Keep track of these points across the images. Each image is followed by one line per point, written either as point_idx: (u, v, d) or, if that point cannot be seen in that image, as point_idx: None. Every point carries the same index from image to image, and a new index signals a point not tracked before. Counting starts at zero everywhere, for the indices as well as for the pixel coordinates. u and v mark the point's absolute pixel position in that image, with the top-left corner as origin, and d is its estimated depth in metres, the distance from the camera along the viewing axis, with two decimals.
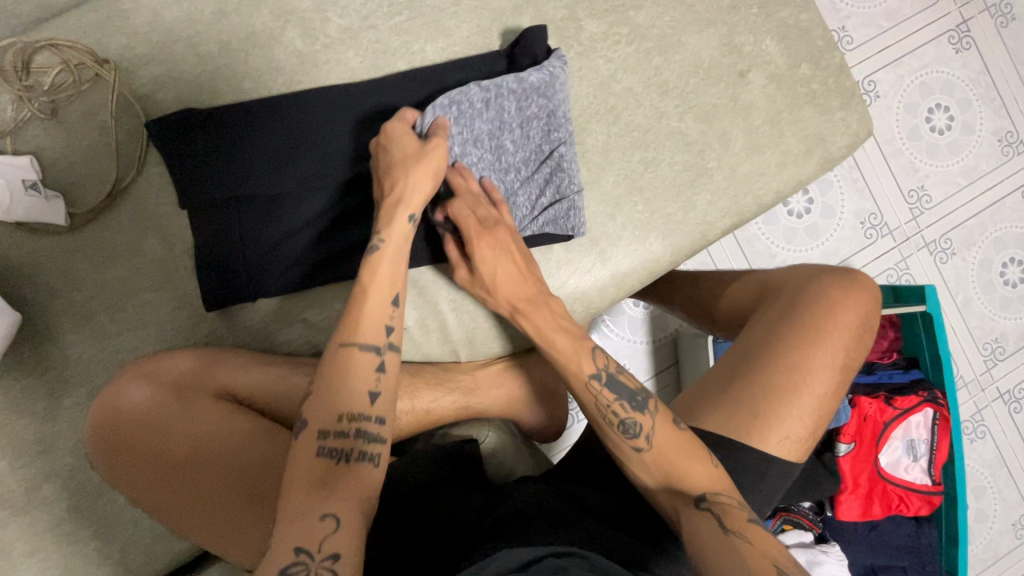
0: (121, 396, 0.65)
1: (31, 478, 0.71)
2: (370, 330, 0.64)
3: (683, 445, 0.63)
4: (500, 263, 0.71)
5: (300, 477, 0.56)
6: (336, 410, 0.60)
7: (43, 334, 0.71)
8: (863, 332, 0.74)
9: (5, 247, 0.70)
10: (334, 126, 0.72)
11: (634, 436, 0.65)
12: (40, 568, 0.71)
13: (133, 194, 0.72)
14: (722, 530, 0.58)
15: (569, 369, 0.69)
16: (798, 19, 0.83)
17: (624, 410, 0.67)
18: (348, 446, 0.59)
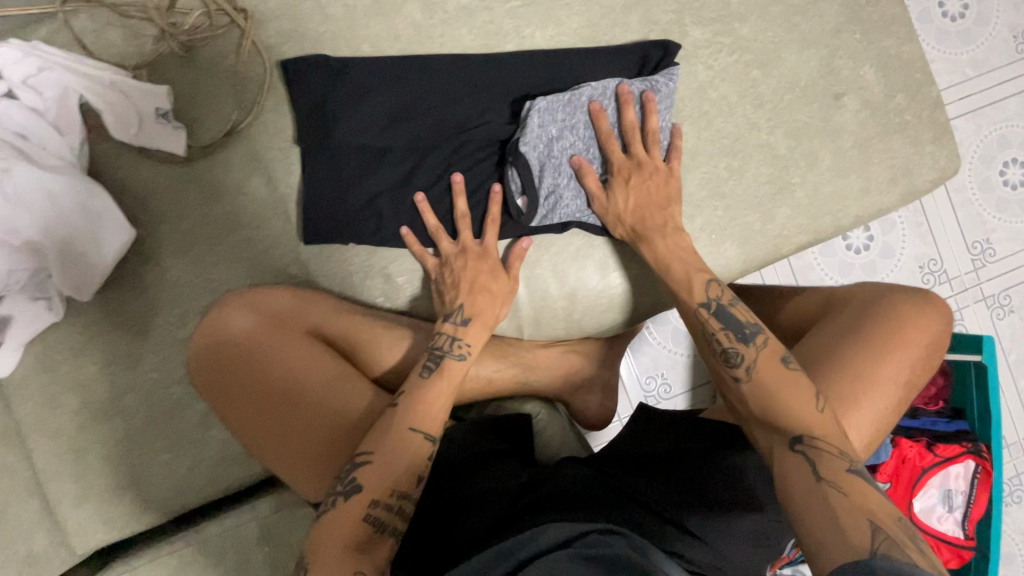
0: (225, 322, 0.69)
1: (117, 386, 0.76)
2: (431, 416, 0.66)
3: (785, 377, 0.65)
4: (642, 191, 0.75)
5: (339, 535, 0.57)
6: (388, 482, 0.60)
7: (146, 255, 0.75)
8: (931, 353, 0.73)
9: (125, 169, 0.75)
10: (450, 99, 0.77)
11: (735, 365, 0.68)
12: (112, 471, 0.76)
13: (247, 136, 0.76)
14: (815, 477, 0.58)
15: (680, 291, 0.73)
16: (900, 51, 0.84)
17: (729, 340, 0.70)
18: (389, 520, 0.59)
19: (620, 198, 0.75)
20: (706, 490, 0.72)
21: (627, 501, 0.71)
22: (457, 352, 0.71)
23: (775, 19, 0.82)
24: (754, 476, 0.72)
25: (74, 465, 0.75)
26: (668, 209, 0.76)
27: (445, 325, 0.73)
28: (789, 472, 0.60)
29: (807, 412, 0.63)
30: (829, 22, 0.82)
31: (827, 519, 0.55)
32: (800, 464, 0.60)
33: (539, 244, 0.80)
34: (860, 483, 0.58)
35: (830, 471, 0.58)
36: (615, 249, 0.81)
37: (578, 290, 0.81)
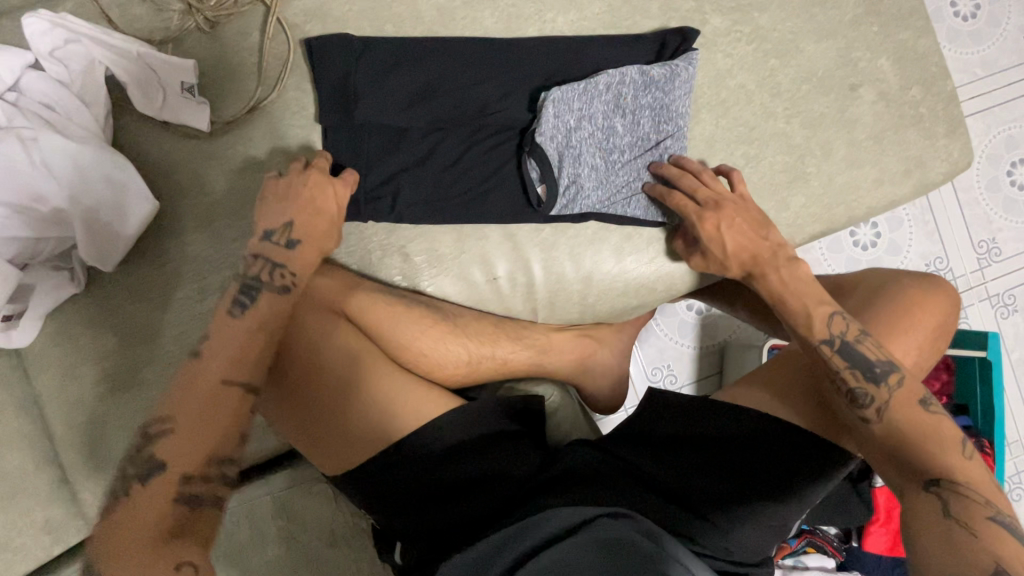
0: None
1: (136, 357, 0.76)
2: (241, 362, 0.64)
3: (925, 422, 0.64)
4: (735, 229, 0.74)
5: (148, 515, 0.56)
6: (198, 453, 0.59)
7: (168, 229, 0.76)
8: (937, 336, 0.74)
9: (149, 143, 0.76)
10: (470, 81, 0.78)
11: (864, 405, 0.66)
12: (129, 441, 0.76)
13: (270, 113, 0.77)
14: (944, 515, 0.59)
15: (802, 325, 0.70)
16: (916, 44, 0.84)
17: (857, 380, 0.66)
18: (208, 492, 0.59)
19: (717, 240, 0.74)
20: (714, 472, 0.73)
21: (633, 481, 0.72)
22: (279, 284, 0.69)
23: (794, 9, 0.82)
24: (764, 461, 0.72)
25: (91, 434, 0.76)
26: (771, 239, 0.75)
27: (260, 244, 0.69)
28: (921, 511, 0.61)
29: (946, 454, 0.63)
30: (847, 13, 0.83)
31: (952, 561, 0.56)
32: (931, 505, 0.60)
33: (556, 227, 0.80)
34: (1001, 530, 0.57)
35: (969, 517, 0.58)
36: (631, 233, 0.82)
37: (593, 273, 0.82)
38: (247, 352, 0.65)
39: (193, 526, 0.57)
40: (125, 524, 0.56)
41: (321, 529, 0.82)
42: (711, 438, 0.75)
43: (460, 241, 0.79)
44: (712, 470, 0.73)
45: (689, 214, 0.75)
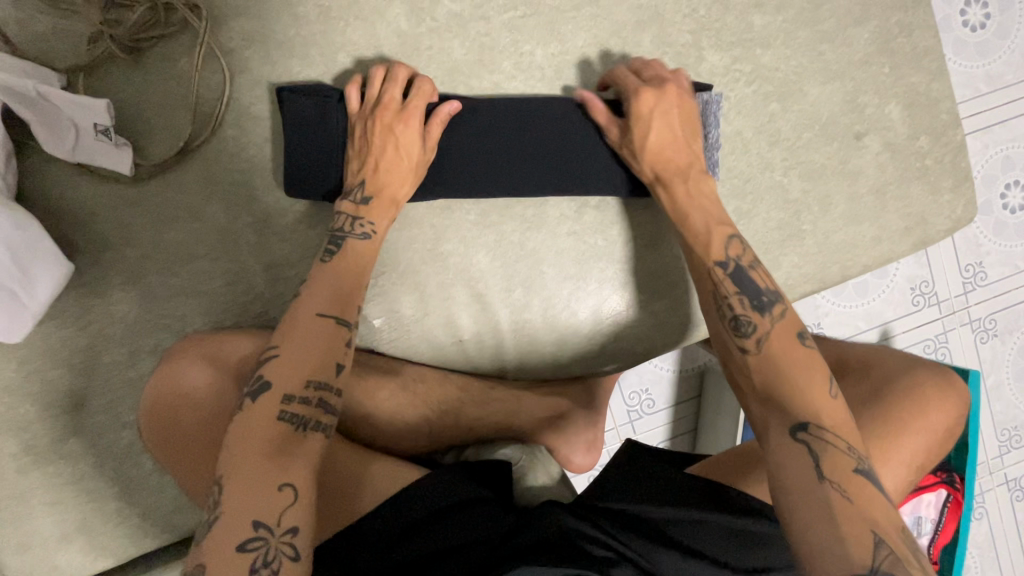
0: (181, 378, 0.63)
1: (60, 428, 0.68)
2: (345, 300, 0.61)
3: (799, 362, 0.59)
4: (656, 123, 0.68)
5: (254, 439, 0.51)
6: (301, 374, 0.55)
7: (89, 284, 0.67)
8: (947, 438, 0.70)
9: (62, 186, 0.66)
10: (482, 149, 0.70)
11: (744, 335, 0.62)
12: (55, 519, 0.69)
13: (204, 154, 0.67)
14: (816, 473, 0.52)
15: (699, 247, 0.67)
16: (929, 88, 0.77)
17: (742, 307, 0.63)
18: (309, 414, 0.54)
19: (642, 129, 0.68)
20: (688, 543, 0.68)
21: (609, 550, 0.63)
22: (360, 233, 0.64)
23: (801, 47, 0.74)
24: (732, 535, 0.69)
25: (12, 512, 0.68)
26: (692, 152, 0.70)
27: (346, 204, 0.65)
28: (787, 462, 0.53)
29: (817, 398, 0.56)
30: (857, 52, 0.75)
31: (829, 530, 0.49)
32: (801, 456, 0.53)
33: (528, 286, 0.73)
34: (867, 486, 0.52)
35: (832, 465, 0.52)
36: (609, 293, 0.74)
37: (567, 336, 0.75)
38: (348, 290, 0.61)
39: (297, 448, 0.52)
40: (238, 442, 0.51)
41: None
42: (686, 508, 0.71)
43: (423, 300, 0.72)
44: (689, 542, 0.68)
45: (626, 87, 0.69)
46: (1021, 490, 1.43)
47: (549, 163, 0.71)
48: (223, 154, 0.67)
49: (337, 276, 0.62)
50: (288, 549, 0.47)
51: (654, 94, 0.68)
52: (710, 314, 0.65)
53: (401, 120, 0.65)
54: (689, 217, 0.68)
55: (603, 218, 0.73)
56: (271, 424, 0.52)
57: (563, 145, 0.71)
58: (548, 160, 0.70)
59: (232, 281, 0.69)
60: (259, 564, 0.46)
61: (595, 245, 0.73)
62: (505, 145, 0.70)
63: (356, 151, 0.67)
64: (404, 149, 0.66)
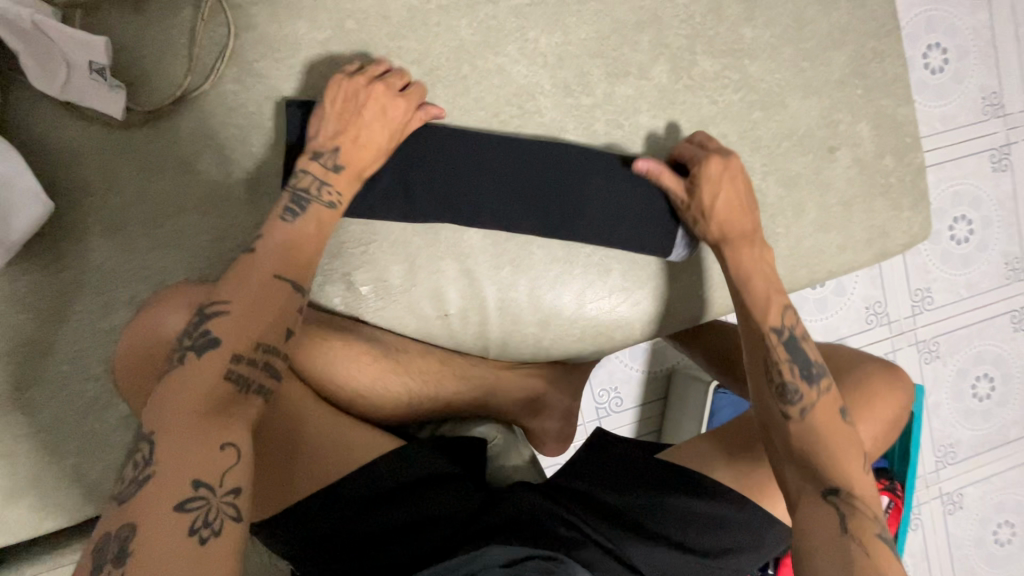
0: (155, 320, 0.61)
1: (18, 378, 0.65)
2: (292, 263, 0.60)
3: (835, 430, 0.66)
4: (723, 189, 0.72)
5: (192, 397, 0.49)
6: (249, 334, 0.54)
7: (65, 229, 0.64)
8: (894, 426, 0.76)
9: (45, 125, 0.63)
10: (480, 171, 0.72)
11: (791, 402, 0.67)
12: (5, 472, 0.66)
13: (200, 106, 0.66)
14: (839, 529, 0.59)
15: (756, 312, 0.72)
16: (895, 112, 0.83)
17: (792, 373, 0.69)
18: (255, 377, 0.53)
19: (710, 192, 0.72)
20: (652, 526, 0.71)
21: (576, 531, 0.65)
22: (326, 199, 0.64)
23: (785, 62, 0.79)
24: (693, 518, 0.72)
25: None
26: (755, 221, 0.74)
27: (313, 164, 0.65)
28: (813, 522, 0.60)
29: (849, 469, 0.64)
30: (835, 72, 0.81)
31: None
32: (829, 517, 0.60)
33: (516, 266, 0.75)
34: (888, 550, 0.58)
35: (861, 527, 0.60)
36: (595, 278, 0.77)
37: (551, 317, 0.77)
38: (302, 258, 0.61)
39: (239, 407, 0.51)
40: (172, 402, 0.49)
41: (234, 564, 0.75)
42: (652, 491, 0.74)
43: (411, 272, 0.72)
44: (652, 525, 0.71)
45: (698, 155, 0.73)
46: (954, 504, 1.52)
47: (548, 203, 0.73)
48: (222, 107, 0.66)
49: (291, 251, 0.61)
50: (231, 510, 0.45)
51: (721, 166, 0.72)
52: (757, 377, 0.71)
53: (399, 100, 0.66)
54: (750, 282, 0.72)
55: None
56: (219, 382, 0.51)
57: (555, 160, 0.73)
58: (545, 194, 0.73)
59: (220, 237, 0.68)
60: (200, 523, 0.44)
61: None
62: (502, 172, 0.72)
63: (337, 109, 0.66)
64: (382, 134, 0.67)
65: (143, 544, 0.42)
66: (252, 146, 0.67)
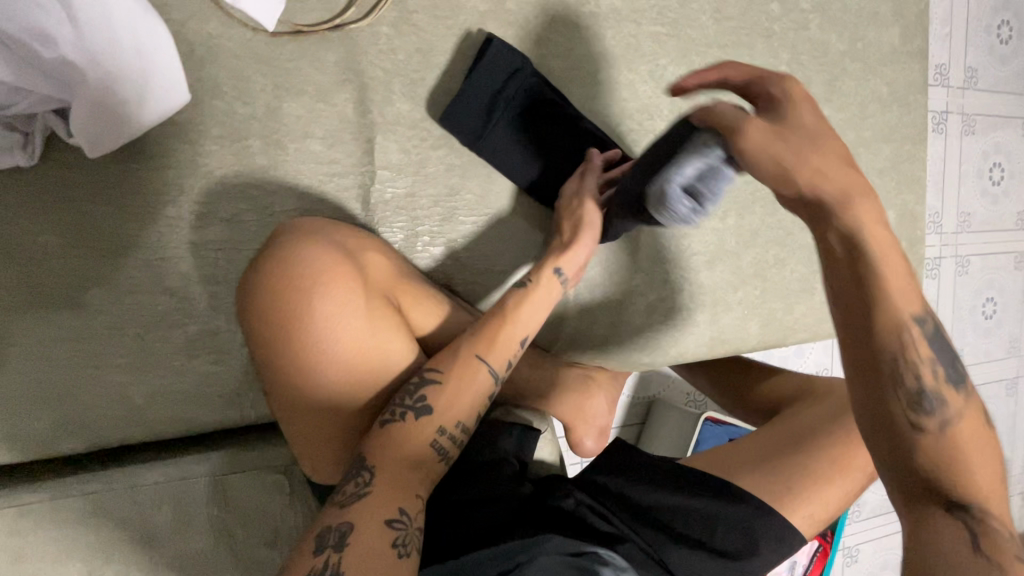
0: (289, 255, 0.57)
1: (82, 273, 0.57)
2: (501, 348, 0.62)
3: (976, 437, 0.47)
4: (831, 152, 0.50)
5: (397, 447, 0.55)
6: (452, 412, 0.58)
7: (180, 125, 0.59)
8: None
9: (186, 12, 0.58)
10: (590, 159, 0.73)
11: (926, 411, 0.47)
12: (35, 376, 0.57)
13: (353, 40, 0.64)
14: (972, 551, 0.42)
15: (905, 313, 0.48)
16: (915, 208, 0.98)
17: (933, 380, 0.47)
18: (450, 446, 0.58)
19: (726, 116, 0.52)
20: (676, 528, 0.66)
21: (609, 526, 0.65)
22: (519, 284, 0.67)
23: (847, 143, 0.91)
24: (715, 519, 0.66)
25: None
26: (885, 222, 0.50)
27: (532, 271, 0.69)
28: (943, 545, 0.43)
29: (985, 488, 0.45)
30: (879, 162, 0.94)
31: None
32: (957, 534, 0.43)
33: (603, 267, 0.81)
34: None
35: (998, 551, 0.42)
36: (667, 295, 0.83)
37: (620, 322, 0.83)
38: (512, 341, 0.63)
39: (426, 463, 0.55)
40: (391, 443, 0.55)
41: (262, 528, 0.67)
42: (671, 492, 0.68)
43: (512, 254, 0.73)
44: (678, 527, 0.66)
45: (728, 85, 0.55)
46: None
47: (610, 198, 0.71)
48: (374, 47, 0.65)
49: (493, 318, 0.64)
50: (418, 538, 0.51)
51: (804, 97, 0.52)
52: (868, 380, 0.48)
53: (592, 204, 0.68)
54: (882, 265, 0.48)
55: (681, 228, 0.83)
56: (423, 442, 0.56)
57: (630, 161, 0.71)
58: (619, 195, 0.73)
59: (340, 175, 0.65)
60: (400, 546, 0.49)
61: (667, 250, 0.83)
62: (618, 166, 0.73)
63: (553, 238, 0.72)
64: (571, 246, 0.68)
65: (358, 544, 0.47)
66: (394, 93, 0.66)
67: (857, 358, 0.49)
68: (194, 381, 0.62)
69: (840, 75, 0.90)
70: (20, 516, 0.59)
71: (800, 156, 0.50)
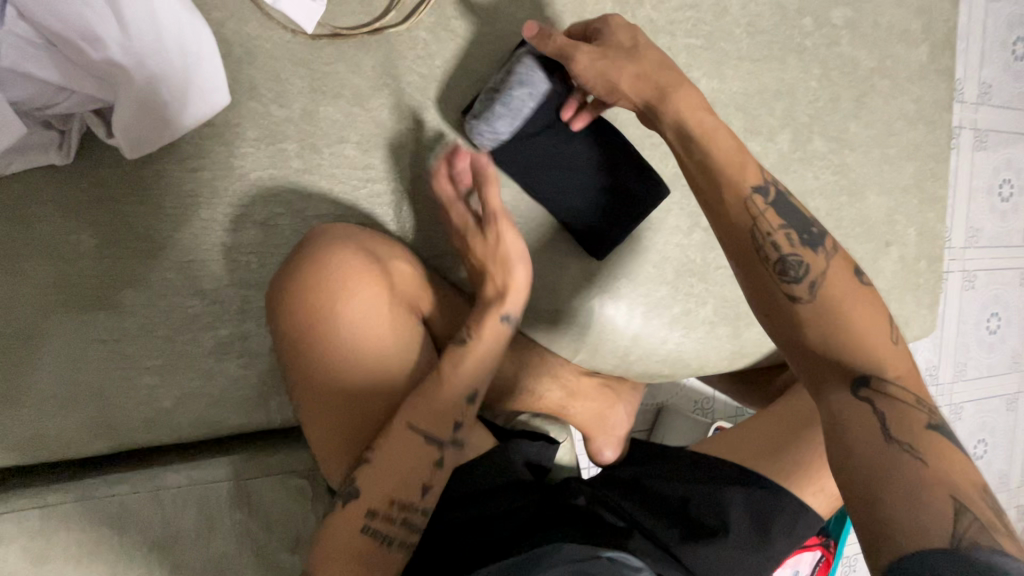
0: (315, 258, 0.57)
1: (114, 274, 0.57)
2: (443, 415, 0.58)
3: (861, 298, 0.51)
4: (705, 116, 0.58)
5: (336, 547, 0.53)
6: (388, 490, 0.55)
7: (217, 126, 0.58)
8: None
9: (226, 13, 0.58)
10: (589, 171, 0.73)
11: (794, 279, 0.51)
12: (64, 377, 0.57)
13: (391, 44, 0.64)
14: (884, 435, 0.44)
15: (733, 171, 0.56)
16: (937, 226, 0.99)
17: (788, 244, 0.53)
18: (391, 530, 0.54)
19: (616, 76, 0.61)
20: (691, 511, 0.66)
21: (619, 515, 0.64)
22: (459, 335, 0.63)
23: (872, 160, 0.92)
24: (737, 506, 0.66)
25: (17, 356, 0.55)
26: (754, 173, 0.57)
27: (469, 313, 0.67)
28: (851, 421, 0.45)
29: (879, 348, 0.49)
30: (903, 180, 0.95)
31: (907, 497, 0.39)
32: (866, 411, 0.45)
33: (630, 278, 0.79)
34: (950, 447, 0.43)
35: (906, 424, 0.44)
36: (691, 307, 0.83)
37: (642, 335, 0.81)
38: (449, 409, 0.59)
39: (375, 563, 0.53)
40: (329, 547, 0.53)
41: (285, 532, 0.66)
42: (684, 480, 0.69)
43: None
44: (696, 514, 0.66)
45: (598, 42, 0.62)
46: None
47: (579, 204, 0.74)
48: (413, 52, 0.65)
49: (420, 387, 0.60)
50: None
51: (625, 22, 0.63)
52: (746, 265, 0.54)
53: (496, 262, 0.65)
54: (709, 145, 0.57)
55: (707, 240, 0.83)
56: (354, 538, 0.53)
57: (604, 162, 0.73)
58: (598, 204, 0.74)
59: (374, 180, 0.65)
60: None
61: (693, 262, 0.83)
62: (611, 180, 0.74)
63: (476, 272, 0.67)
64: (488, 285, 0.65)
65: None
66: (430, 99, 0.66)
67: (727, 236, 0.55)
68: (223, 384, 0.62)
69: (869, 91, 0.90)
70: (44, 517, 0.59)
71: (619, 67, 0.60)
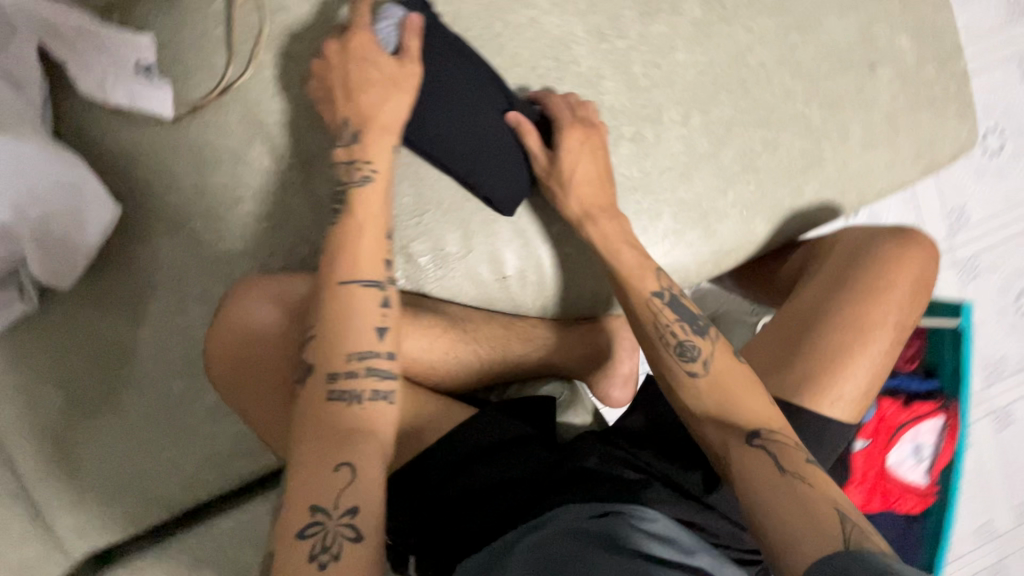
0: (236, 310, 0.62)
1: (108, 380, 0.67)
2: (368, 267, 0.60)
3: (746, 381, 0.58)
4: (584, 160, 0.69)
5: (310, 425, 0.52)
6: (332, 365, 0.55)
7: (134, 231, 0.66)
8: (921, 288, 0.70)
9: (100, 133, 0.65)
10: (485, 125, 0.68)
11: (691, 359, 0.60)
12: (107, 471, 0.68)
13: (244, 94, 0.65)
14: (779, 469, 0.51)
15: (629, 280, 0.65)
16: (933, 19, 0.82)
17: (683, 332, 0.62)
18: (360, 388, 0.54)
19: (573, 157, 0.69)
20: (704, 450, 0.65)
21: (637, 472, 0.62)
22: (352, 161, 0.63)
23: None
24: None
25: (66, 466, 0.67)
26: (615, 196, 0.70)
27: (340, 152, 0.63)
28: (748, 463, 0.53)
29: (766, 409, 0.56)
30: None
31: (799, 514, 0.47)
32: (762, 458, 0.52)
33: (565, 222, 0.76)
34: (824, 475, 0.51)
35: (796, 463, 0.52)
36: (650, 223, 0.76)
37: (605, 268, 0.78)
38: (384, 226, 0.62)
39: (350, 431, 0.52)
40: (310, 421, 0.52)
41: None
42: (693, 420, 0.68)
43: (466, 238, 0.73)
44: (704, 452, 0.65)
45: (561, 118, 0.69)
46: None
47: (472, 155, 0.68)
48: (266, 92, 0.66)
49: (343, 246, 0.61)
50: (348, 531, 0.46)
51: (585, 133, 0.69)
52: (651, 342, 0.63)
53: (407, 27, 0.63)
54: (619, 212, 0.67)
55: (639, 150, 0.75)
56: (324, 404, 0.53)
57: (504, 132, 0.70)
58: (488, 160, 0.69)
59: (279, 224, 0.68)
60: (319, 549, 0.45)
61: (633, 177, 0.75)
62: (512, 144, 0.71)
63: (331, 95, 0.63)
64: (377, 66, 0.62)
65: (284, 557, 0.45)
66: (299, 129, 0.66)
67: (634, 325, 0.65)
68: (228, 438, 0.71)
69: None
70: None
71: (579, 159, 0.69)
